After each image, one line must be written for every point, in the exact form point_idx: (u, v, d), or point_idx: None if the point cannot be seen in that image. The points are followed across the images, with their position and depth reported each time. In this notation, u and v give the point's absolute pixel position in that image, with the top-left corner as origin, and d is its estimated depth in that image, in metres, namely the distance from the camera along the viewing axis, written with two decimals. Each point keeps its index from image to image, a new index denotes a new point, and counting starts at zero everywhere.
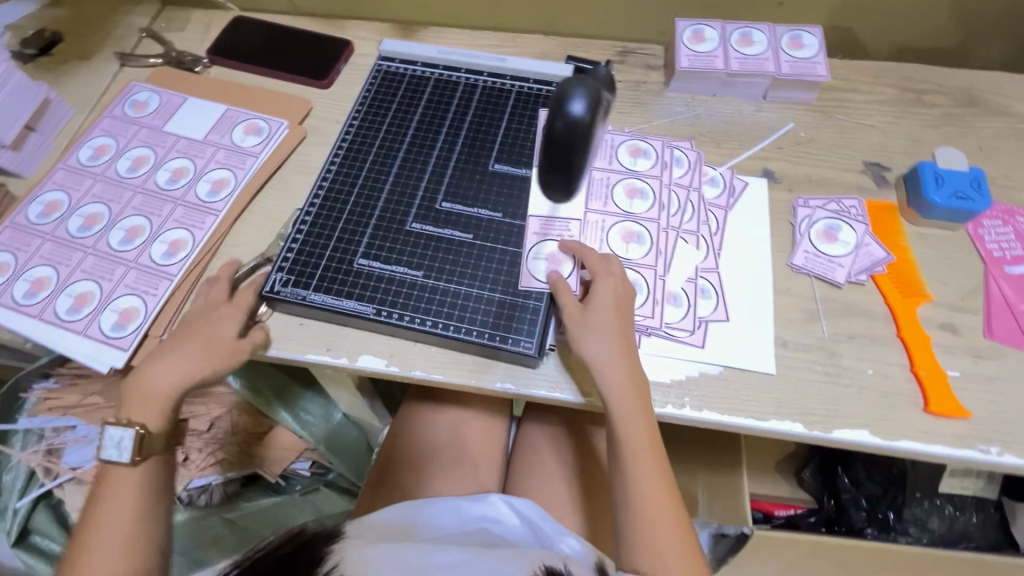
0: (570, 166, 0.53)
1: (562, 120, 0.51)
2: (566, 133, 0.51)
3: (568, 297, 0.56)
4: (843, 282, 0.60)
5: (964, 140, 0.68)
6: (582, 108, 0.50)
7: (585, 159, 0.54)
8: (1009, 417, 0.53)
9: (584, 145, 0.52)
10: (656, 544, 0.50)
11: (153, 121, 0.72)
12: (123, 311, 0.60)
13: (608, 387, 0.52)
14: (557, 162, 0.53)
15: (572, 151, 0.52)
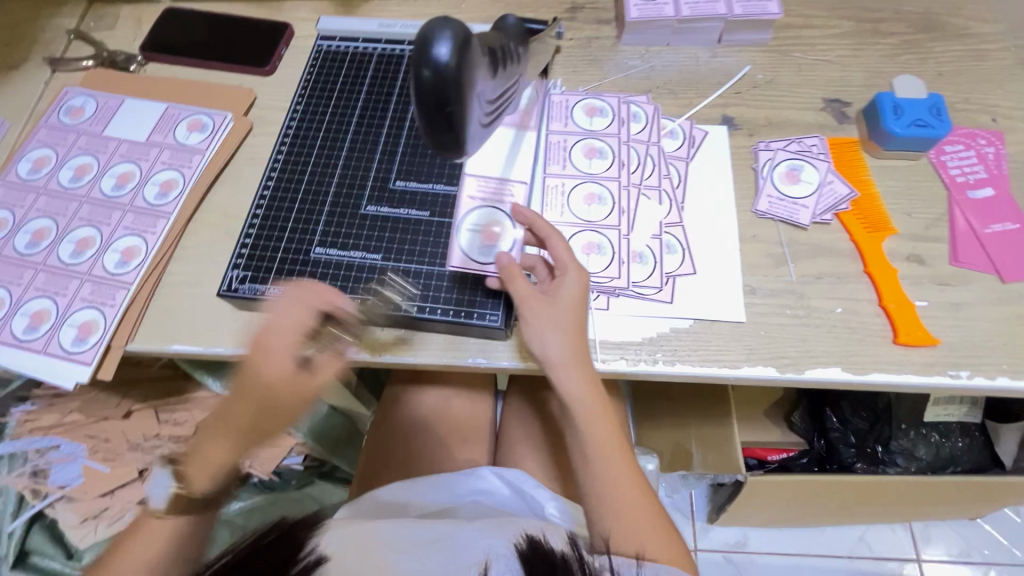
0: (450, 123, 0.34)
1: (429, 68, 0.32)
2: (437, 82, 0.32)
3: (523, 285, 0.53)
4: (807, 224, 0.59)
5: (923, 67, 0.67)
6: (451, 49, 0.32)
7: (470, 113, 0.36)
8: (977, 340, 0.53)
9: (461, 94, 0.33)
10: (633, 533, 0.50)
11: (91, 127, 0.69)
12: (82, 325, 0.58)
13: (568, 390, 0.53)
14: (434, 124, 0.34)
15: (447, 101, 0.33)
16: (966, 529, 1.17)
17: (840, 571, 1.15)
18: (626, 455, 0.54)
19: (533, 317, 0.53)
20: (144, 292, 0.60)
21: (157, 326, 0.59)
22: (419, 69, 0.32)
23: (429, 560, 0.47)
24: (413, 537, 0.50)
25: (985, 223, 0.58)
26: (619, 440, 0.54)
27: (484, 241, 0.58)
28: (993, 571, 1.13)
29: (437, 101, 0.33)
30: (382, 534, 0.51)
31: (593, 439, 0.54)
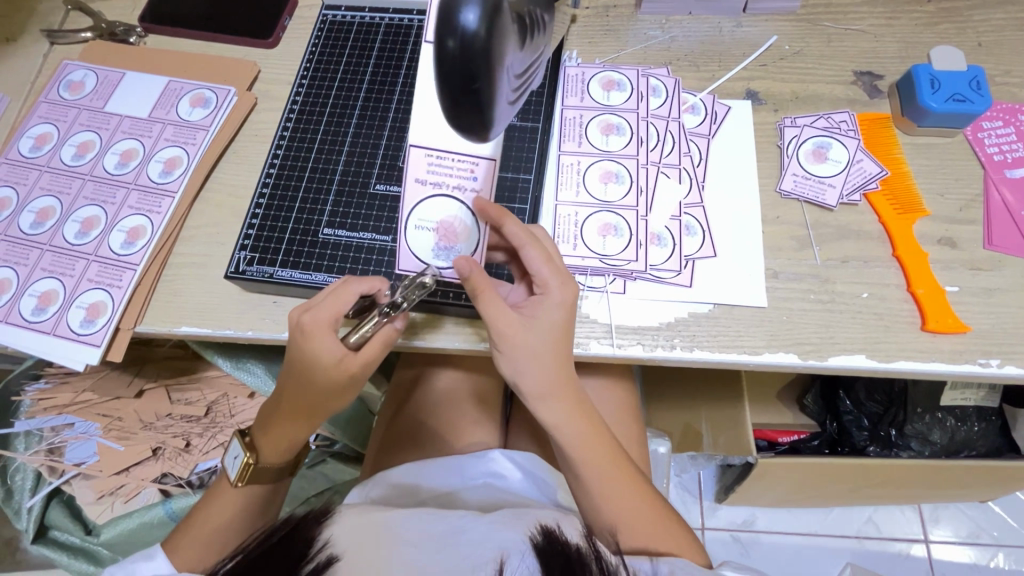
0: (477, 101, 0.32)
1: (454, 40, 0.30)
2: (464, 55, 0.30)
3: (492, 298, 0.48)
4: (834, 205, 0.57)
5: (962, 37, 0.63)
6: (479, 18, 0.30)
7: (499, 90, 0.34)
8: (1010, 327, 0.51)
9: (490, 70, 0.31)
10: (639, 532, 0.50)
11: (92, 103, 0.67)
12: (90, 306, 0.57)
13: (551, 410, 0.50)
14: (459, 100, 0.32)
15: (473, 77, 0.31)
16: (976, 511, 1.16)
17: (848, 550, 1.15)
18: (619, 461, 0.52)
19: (507, 338, 0.48)
20: (151, 272, 0.59)
21: (165, 308, 0.58)
22: (444, 40, 0.30)
23: (440, 556, 0.46)
24: (425, 527, 0.49)
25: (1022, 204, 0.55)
26: (609, 448, 0.52)
27: (443, 242, 0.48)
28: (1002, 553, 1.13)
29: (464, 77, 0.31)
30: (393, 525, 0.49)
31: (579, 453, 0.51)
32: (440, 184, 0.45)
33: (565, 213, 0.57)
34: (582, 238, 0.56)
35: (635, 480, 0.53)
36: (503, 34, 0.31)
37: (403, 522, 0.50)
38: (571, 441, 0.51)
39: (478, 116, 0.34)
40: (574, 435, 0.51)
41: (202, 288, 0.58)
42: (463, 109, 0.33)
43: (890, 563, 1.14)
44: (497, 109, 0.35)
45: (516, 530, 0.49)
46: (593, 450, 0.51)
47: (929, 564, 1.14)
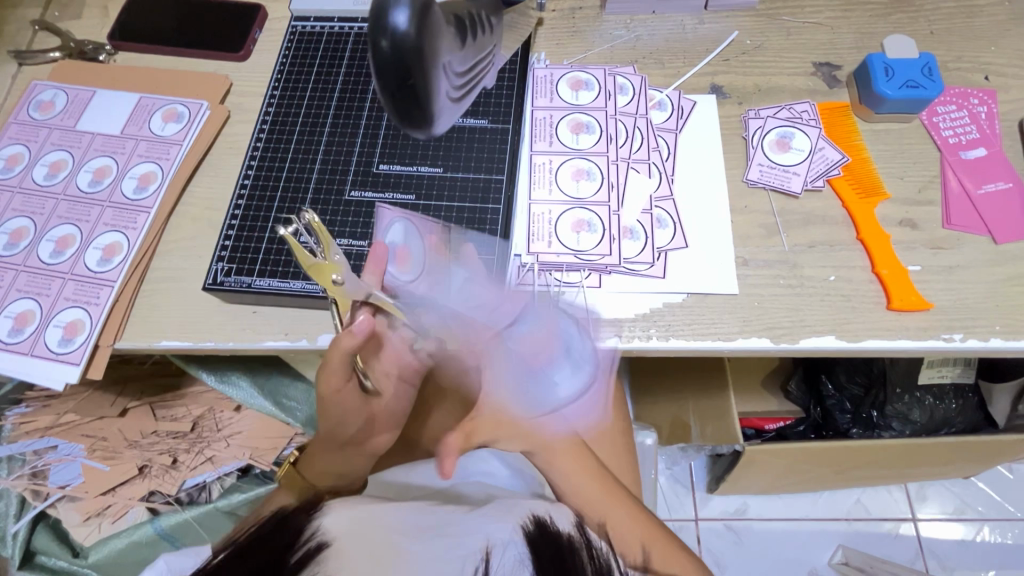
0: (415, 94, 0.33)
1: (386, 39, 0.31)
2: (396, 54, 0.31)
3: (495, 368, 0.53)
4: (799, 191, 0.58)
5: (915, 25, 0.65)
6: (409, 17, 0.31)
7: (438, 86, 0.35)
8: (970, 302, 0.53)
9: (423, 65, 0.32)
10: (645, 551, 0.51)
11: (63, 122, 0.67)
12: (68, 325, 0.57)
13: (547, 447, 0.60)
14: (398, 97, 0.33)
15: (408, 73, 0.32)
16: (960, 488, 1.19)
17: (839, 533, 1.17)
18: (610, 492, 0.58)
19: None
20: (128, 289, 0.59)
21: (145, 323, 0.58)
22: (377, 40, 0.31)
23: (433, 543, 0.46)
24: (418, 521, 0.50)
25: (977, 184, 0.57)
26: (599, 482, 0.58)
27: (541, 358, 0.57)
28: (987, 526, 1.16)
29: (399, 73, 0.32)
30: (387, 516, 0.49)
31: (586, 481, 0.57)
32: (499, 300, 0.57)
33: (539, 211, 0.59)
34: (556, 235, 0.57)
35: (630, 512, 0.56)
36: (434, 32, 0.32)
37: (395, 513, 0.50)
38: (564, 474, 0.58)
39: (417, 112, 0.35)
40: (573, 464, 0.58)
41: (179, 302, 0.58)
42: (401, 105, 0.34)
43: (880, 543, 1.16)
44: (438, 102, 0.35)
45: (506, 524, 0.49)
46: (579, 479, 0.58)
47: (917, 541, 1.16)
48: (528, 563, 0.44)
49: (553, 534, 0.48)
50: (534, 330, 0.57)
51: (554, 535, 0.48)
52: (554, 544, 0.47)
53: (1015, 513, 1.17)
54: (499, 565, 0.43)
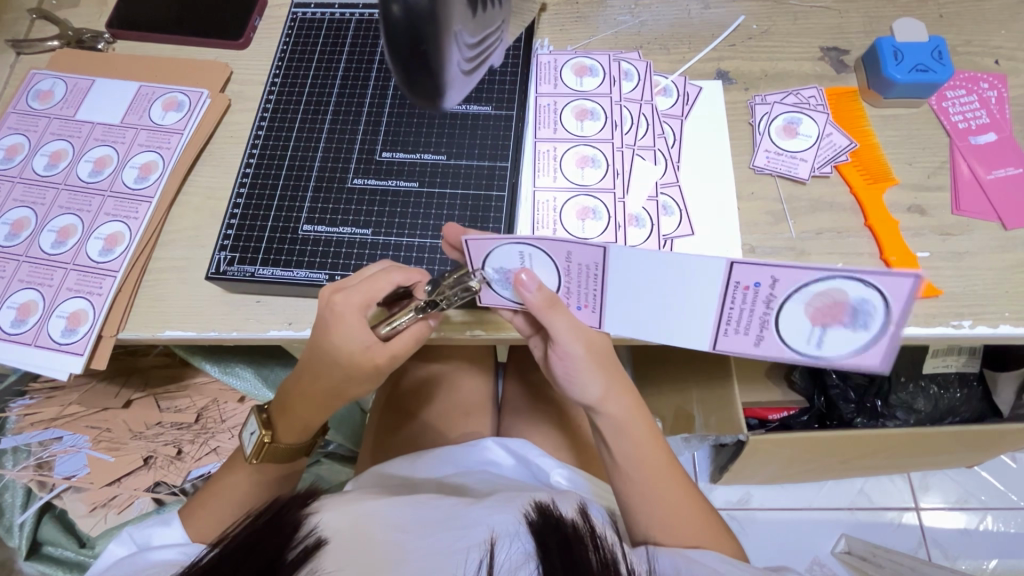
0: (426, 62, 0.33)
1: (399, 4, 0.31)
2: (409, 20, 0.31)
3: (560, 320, 0.48)
4: (807, 178, 0.58)
5: (924, 9, 0.64)
6: None
7: (451, 57, 0.34)
8: (979, 288, 0.53)
9: (437, 32, 0.32)
10: (683, 537, 0.49)
11: (62, 111, 0.67)
12: (71, 315, 0.57)
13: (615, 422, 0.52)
14: (410, 66, 0.33)
15: (420, 40, 0.32)
16: (964, 477, 1.19)
17: (842, 522, 1.17)
18: (667, 468, 0.52)
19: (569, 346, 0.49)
20: (131, 279, 0.58)
21: (149, 313, 0.58)
22: (389, 6, 0.31)
23: (436, 539, 0.47)
24: (422, 516, 0.51)
25: (987, 169, 0.57)
26: (661, 461, 0.52)
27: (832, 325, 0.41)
28: (990, 515, 1.16)
29: (411, 39, 0.31)
30: (391, 514, 0.51)
31: (633, 454, 0.52)
32: (597, 288, 0.47)
33: (544, 199, 0.58)
34: (562, 222, 0.57)
35: (678, 495, 0.51)
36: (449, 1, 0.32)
37: (401, 510, 0.51)
38: (628, 462, 0.52)
39: (427, 80, 0.34)
40: (615, 426, 0.52)
41: (182, 292, 0.58)
42: (412, 73, 0.33)
43: (882, 532, 1.17)
44: (449, 73, 0.35)
45: (508, 514, 0.50)
46: (639, 461, 0.52)
47: (921, 530, 1.16)
48: (531, 558, 0.44)
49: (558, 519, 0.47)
50: (810, 297, 0.41)
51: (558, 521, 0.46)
52: (559, 529, 0.45)
53: (1018, 502, 1.17)
54: (502, 555, 0.45)
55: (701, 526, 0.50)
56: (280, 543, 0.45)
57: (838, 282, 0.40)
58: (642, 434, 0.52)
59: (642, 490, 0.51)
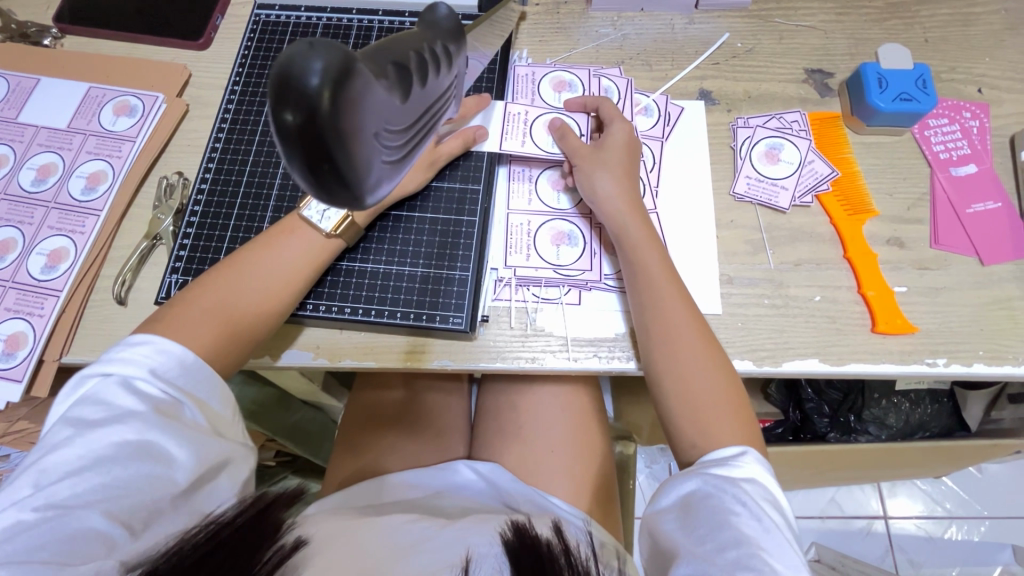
0: (337, 177, 0.22)
1: (292, 111, 0.20)
2: (303, 129, 0.20)
3: (574, 140, 0.55)
4: (787, 207, 0.56)
5: (909, 33, 0.63)
6: (326, 82, 0.20)
7: (375, 159, 0.23)
8: (955, 325, 0.52)
9: (350, 137, 0.21)
10: (712, 428, 0.47)
11: (4, 112, 0.62)
12: (9, 338, 0.53)
13: (641, 270, 0.50)
14: (307, 174, 0.22)
15: (323, 152, 0.21)
16: (932, 486, 1.21)
17: (813, 531, 1.19)
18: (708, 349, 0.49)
19: (583, 161, 0.54)
20: (76, 299, 0.55)
21: (94, 336, 0.54)
22: (279, 112, 0.21)
23: (412, 560, 0.46)
24: (397, 539, 0.49)
25: (966, 202, 0.56)
26: (703, 345, 0.49)
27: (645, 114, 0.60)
28: (954, 524, 1.19)
29: (309, 155, 0.21)
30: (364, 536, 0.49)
31: (671, 315, 0.49)
32: (549, 167, 0.58)
33: (517, 222, 0.56)
34: (536, 248, 0.55)
35: (717, 387, 0.48)
36: (367, 86, 0.22)
37: (374, 535, 0.50)
38: (656, 321, 0.49)
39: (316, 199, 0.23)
40: (646, 277, 0.50)
41: (120, 306, 0.55)
42: (304, 185, 0.22)
43: (852, 540, 1.19)
44: (371, 174, 0.23)
45: (484, 534, 0.49)
46: (672, 327, 0.49)
47: (888, 538, 1.19)
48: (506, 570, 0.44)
49: (534, 539, 0.46)
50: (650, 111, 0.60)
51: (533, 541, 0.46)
52: (534, 551, 0.44)
53: (982, 511, 1.19)
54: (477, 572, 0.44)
55: (735, 423, 0.47)
56: (260, 540, 0.42)
57: (654, 109, 0.60)
58: (670, 289, 0.50)
59: (677, 363, 0.48)
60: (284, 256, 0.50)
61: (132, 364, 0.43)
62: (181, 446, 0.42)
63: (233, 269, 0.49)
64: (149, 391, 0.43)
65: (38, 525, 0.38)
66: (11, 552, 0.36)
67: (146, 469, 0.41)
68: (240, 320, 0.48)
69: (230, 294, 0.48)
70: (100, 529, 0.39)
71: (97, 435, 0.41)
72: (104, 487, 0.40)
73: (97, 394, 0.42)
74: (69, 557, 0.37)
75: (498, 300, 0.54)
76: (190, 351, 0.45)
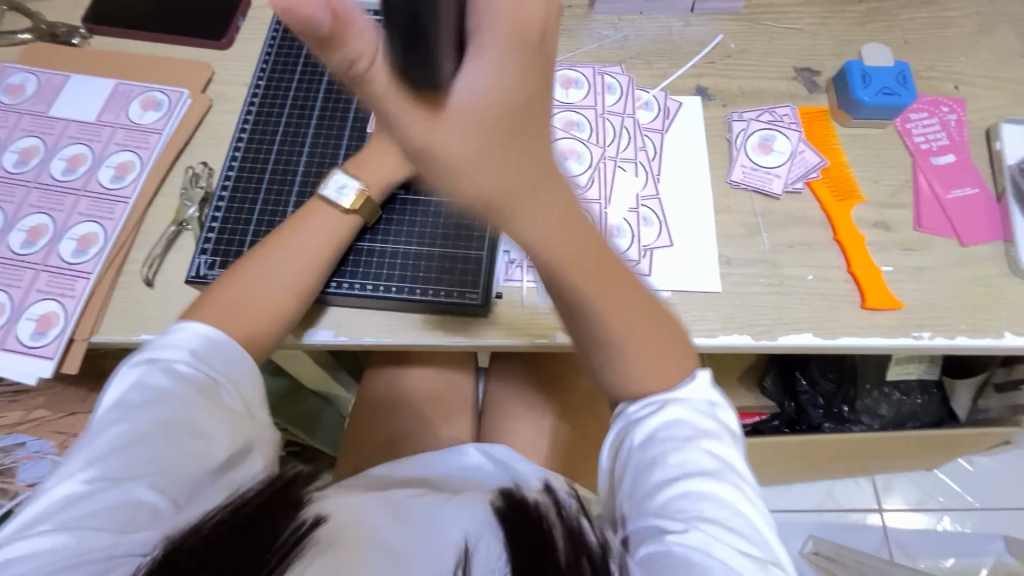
0: None
1: None
2: None
3: None
4: (780, 194, 0.60)
5: (890, 35, 0.68)
6: None
7: None
8: (938, 301, 0.56)
9: None
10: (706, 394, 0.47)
11: (34, 107, 0.65)
12: (41, 317, 0.55)
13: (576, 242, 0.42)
14: None
15: None
16: (924, 479, 1.24)
17: (810, 524, 1.22)
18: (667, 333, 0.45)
19: None
20: (106, 281, 0.57)
21: (124, 316, 0.56)
22: None
23: (417, 540, 0.47)
24: (402, 513, 0.50)
25: (947, 188, 0.60)
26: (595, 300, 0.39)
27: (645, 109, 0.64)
28: (947, 516, 1.21)
29: None
30: (370, 509, 0.50)
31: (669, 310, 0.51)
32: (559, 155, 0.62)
33: None
34: None
35: None
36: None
37: (377, 509, 0.50)
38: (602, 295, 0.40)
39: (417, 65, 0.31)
40: None
41: (147, 287, 0.57)
42: None
43: (848, 532, 1.21)
44: None
45: (483, 509, 0.50)
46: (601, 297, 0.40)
47: (883, 531, 1.21)
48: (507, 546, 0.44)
49: (534, 514, 0.47)
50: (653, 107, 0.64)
51: (535, 515, 0.47)
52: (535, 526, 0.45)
53: (974, 503, 1.22)
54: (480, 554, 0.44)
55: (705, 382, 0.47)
56: (276, 518, 0.43)
57: (656, 104, 0.64)
58: None
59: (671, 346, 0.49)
60: (309, 238, 0.53)
61: (172, 346, 0.46)
62: (217, 423, 0.45)
63: (260, 249, 0.53)
64: (189, 371, 0.46)
65: (88, 497, 0.40)
66: (67, 521, 0.39)
67: (186, 446, 0.43)
68: (275, 304, 0.51)
69: (262, 273, 0.51)
70: (146, 499, 0.41)
71: (142, 413, 0.44)
72: (148, 459, 0.42)
73: (140, 374, 0.45)
74: (116, 528, 0.39)
75: (511, 280, 0.57)
76: (225, 333, 0.48)
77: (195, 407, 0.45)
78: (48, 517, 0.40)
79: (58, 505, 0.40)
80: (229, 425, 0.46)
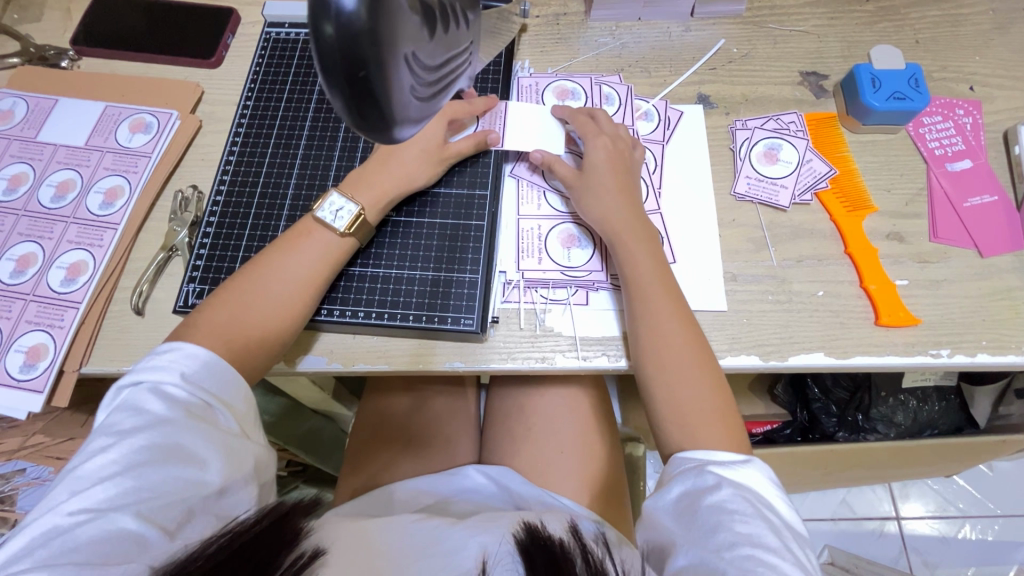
0: (369, 91, 0.25)
1: (331, 23, 0.24)
2: (342, 39, 0.24)
3: (563, 169, 0.56)
4: (787, 206, 0.58)
5: (900, 34, 0.65)
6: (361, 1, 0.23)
7: (400, 79, 0.26)
8: (957, 316, 0.53)
9: (387, 56, 0.25)
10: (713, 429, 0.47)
11: (23, 132, 0.64)
12: (30, 349, 0.54)
13: (635, 275, 0.51)
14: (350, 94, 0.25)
15: (360, 62, 0.24)
16: (943, 485, 1.21)
17: (825, 533, 1.19)
18: (728, 427, 0.48)
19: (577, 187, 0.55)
20: (95, 311, 0.56)
21: (114, 346, 0.55)
22: (320, 25, 0.24)
23: (421, 562, 0.47)
24: (410, 538, 0.51)
25: (963, 196, 0.57)
26: (696, 354, 0.49)
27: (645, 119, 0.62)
28: (968, 523, 1.18)
29: (348, 64, 0.24)
30: (381, 539, 0.51)
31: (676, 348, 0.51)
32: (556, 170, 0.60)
33: (528, 227, 0.58)
34: (546, 251, 0.56)
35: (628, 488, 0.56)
36: (396, 10, 0.24)
37: (386, 535, 0.51)
38: (649, 333, 0.50)
39: (344, 120, 0.26)
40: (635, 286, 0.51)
41: (137, 316, 0.56)
42: (343, 109, 0.26)
43: (865, 541, 1.18)
44: (400, 97, 0.26)
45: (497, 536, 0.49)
46: (668, 340, 0.49)
47: (902, 539, 1.18)
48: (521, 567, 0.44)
49: (545, 538, 0.46)
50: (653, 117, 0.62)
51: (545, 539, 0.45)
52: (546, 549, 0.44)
53: (995, 510, 1.18)
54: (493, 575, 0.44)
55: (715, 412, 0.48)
56: (276, 545, 0.41)
57: (657, 114, 0.62)
58: (663, 302, 0.50)
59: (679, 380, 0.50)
60: (303, 258, 0.51)
61: (160, 369, 0.45)
62: (210, 449, 0.44)
63: (249, 272, 0.51)
64: (178, 396, 0.44)
65: (72, 529, 0.39)
66: (50, 556, 0.37)
67: (176, 474, 0.42)
68: (264, 326, 0.49)
69: (253, 295, 0.49)
70: (132, 529, 0.39)
71: (128, 441, 0.42)
72: (136, 487, 0.41)
73: (128, 398, 0.44)
74: (103, 559, 0.38)
75: (507, 302, 0.55)
76: (215, 354, 0.47)
77: (186, 432, 0.43)
78: (25, 554, 0.38)
79: (39, 539, 0.38)
80: (221, 451, 0.44)
